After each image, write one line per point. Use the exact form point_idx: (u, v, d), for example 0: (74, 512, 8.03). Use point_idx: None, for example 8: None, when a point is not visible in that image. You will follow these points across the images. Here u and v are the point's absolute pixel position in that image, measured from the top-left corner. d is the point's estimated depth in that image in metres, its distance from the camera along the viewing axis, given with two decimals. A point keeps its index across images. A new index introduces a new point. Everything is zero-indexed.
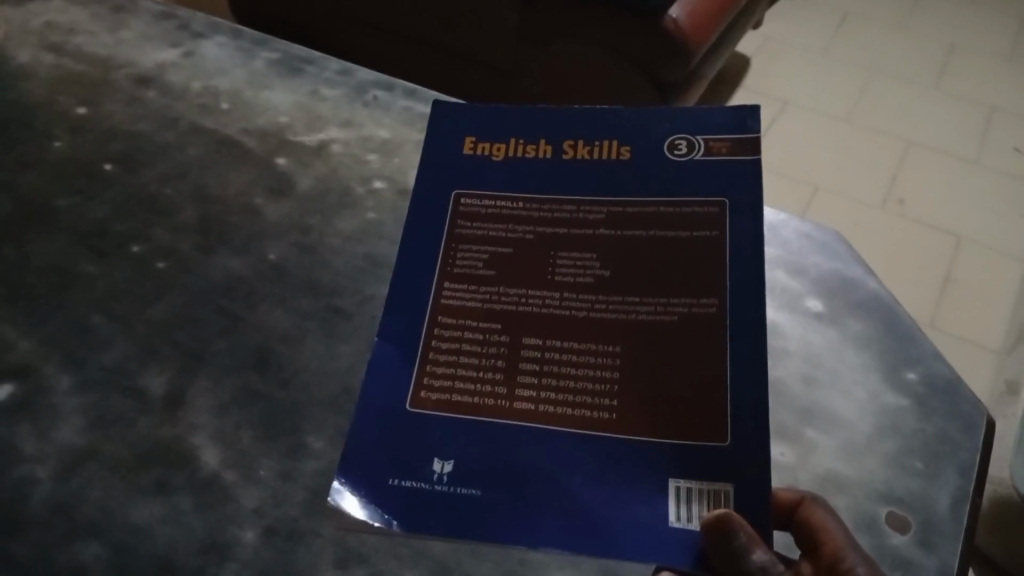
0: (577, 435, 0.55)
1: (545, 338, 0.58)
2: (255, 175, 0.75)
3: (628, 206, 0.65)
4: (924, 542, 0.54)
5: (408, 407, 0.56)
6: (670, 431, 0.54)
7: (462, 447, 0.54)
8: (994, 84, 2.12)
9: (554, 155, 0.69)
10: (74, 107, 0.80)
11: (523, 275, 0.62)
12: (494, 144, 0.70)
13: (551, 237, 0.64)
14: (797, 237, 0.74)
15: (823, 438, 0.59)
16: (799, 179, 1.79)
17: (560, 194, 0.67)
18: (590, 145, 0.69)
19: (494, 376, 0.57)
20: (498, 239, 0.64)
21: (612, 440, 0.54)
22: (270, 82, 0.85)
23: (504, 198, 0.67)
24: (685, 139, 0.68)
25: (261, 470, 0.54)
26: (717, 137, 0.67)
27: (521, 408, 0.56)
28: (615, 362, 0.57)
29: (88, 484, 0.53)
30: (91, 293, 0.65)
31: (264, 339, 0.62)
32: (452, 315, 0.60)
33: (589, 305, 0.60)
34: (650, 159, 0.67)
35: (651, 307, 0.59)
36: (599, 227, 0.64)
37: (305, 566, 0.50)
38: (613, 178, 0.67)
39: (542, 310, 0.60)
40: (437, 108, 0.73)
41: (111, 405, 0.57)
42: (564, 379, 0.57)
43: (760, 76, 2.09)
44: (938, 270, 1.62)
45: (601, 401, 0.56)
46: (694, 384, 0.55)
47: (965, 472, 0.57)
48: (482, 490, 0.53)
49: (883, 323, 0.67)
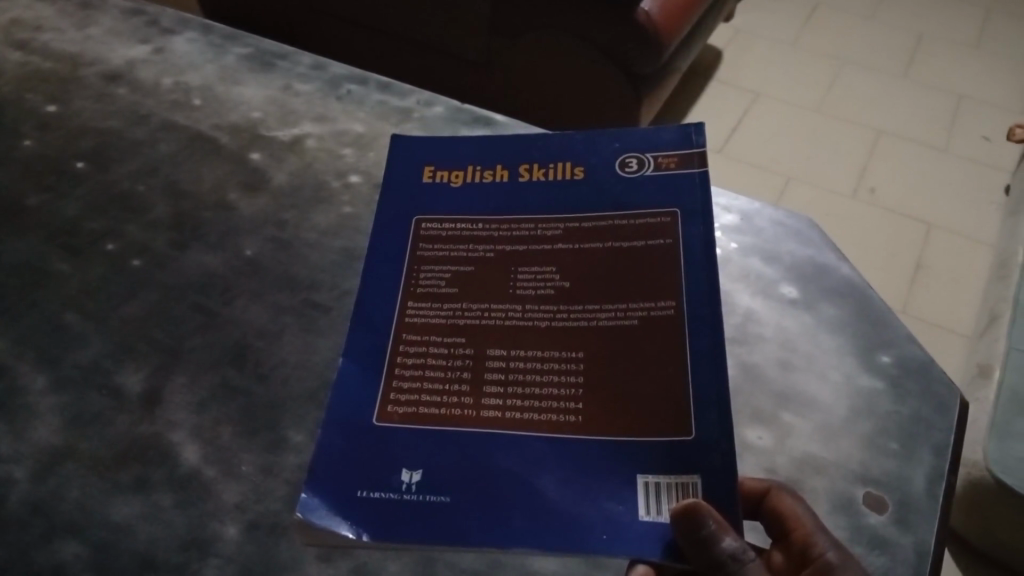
0: (545, 438, 0.54)
1: (509, 348, 0.58)
2: (228, 170, 0.75)
3: (585, 221, 0.66)
4: (900, 521, 0.54)
5: (374, 422, 0.55)
6: (638, 426, 0.54)
7: (427, 456, 0.53)
8: (961, 73, 2.15)
9: (510, 178, 0.71)
10: (43, 104, 0.80)
11: (485, 290, 0.62)
12: (451, 172, 0.71)
13: (512, 253, 0.64)
14: (771, 225, 0.75)
15: (799, 422, 0.60)
16: (770, 171, 1.80)
17: (520, 212, 0.68)
18: (544, 167, 0.71)
19: (460, 387, 0.57)
20: (459, 258, 0.64)
21: (580, 442, 0.54)
22: (243, 78, 0.85)
23: (464, 220, 0.67)
24: (636, 156, 0.70)
25: (241, 466, 0.54)
26: (665, 153, 0.69)
27: (488, 415, 0.55)
28: (578, 367, 0.57)
29: (66, 484, 0.53)
30: (65, 290, 0.64)
31: (242, 334, 0.62)
32: (416, 330, 0.60)
33: (551, 314, 0.60)
34: (606, 174, 0.69)
35: (613, 312, 0.60)
36: (558, 242, 0.65)
37: (288, 560, 0.50)
38: (572, 197, 0.68)
39: (505, 321, 0.60)
40: (392, 143, 0.75)
41: (88, 404, 0.57)
42: (528, 386, 0.56)
43: (732, 67, 2.10)
44: (908, 259, 1.63)
45: (566, 404, 0.55)
46: (657, 382, 0.55)
47: (940, 451, 0.58)
48: (450, 496, 0.52)
49: (857, 307, 0.68)
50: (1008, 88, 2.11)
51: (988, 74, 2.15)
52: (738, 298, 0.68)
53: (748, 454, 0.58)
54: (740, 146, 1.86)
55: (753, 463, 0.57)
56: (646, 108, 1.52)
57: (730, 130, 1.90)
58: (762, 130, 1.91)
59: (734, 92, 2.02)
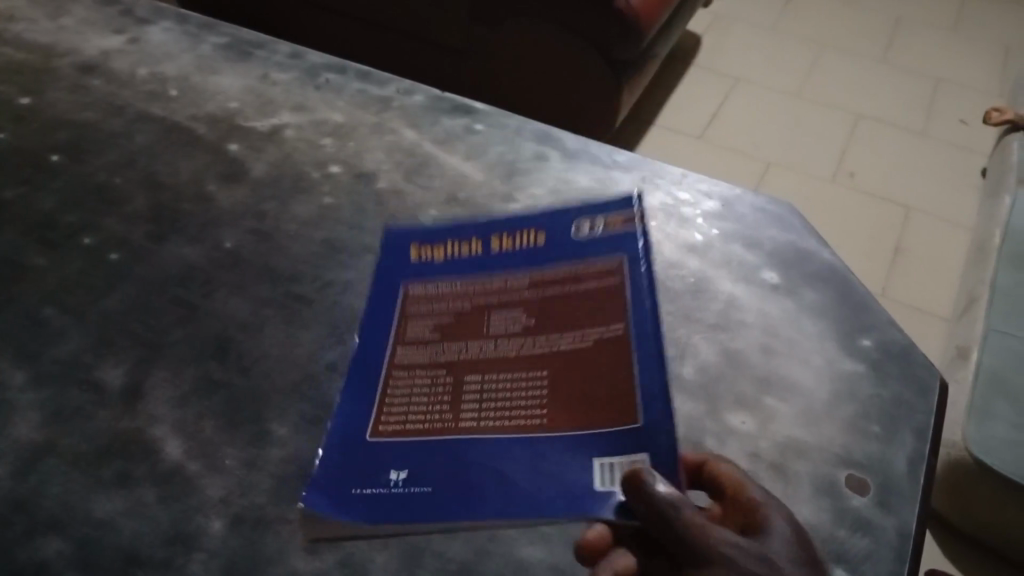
0: (520, 440, 0.54)
1: (486, 371, 0.58)
2: (207, 161, 0.74)
3: (553, 267, 0.65)
4: (882, 503, 0.55)
5: (367, 437, 0.55)
6: (601, 420, 0.53)
7: (414, 457, 0.54)
8: (938, 57, 2.16)
9: (483, 250, 0.67)
10: (16, 97, 0.78)
11: (466, 323, 0.62)
12: (434, 248, 0.68)
13: (487, 292, 0.64)
14: (752, 211, 0.76)
15: (782, 406, 0.60)
16: (750, 156, 1.80)
17: (496, 257, 0.67)
18: (513, 236, 0.68)
19: (441, 405, 0.57)
20: (444, 299, 0.64)
21: (554, 438, 0.53)
22: (219, 67, 0.84)
23: (450, 261, 0.67)
24: (587, 222, 0.68)
25: (225, 459, 0.54)
26: (614, 216, 0.68)
27: (467, 427, 0.55)
28: (546, 384, 0.57)
29: (47, 481, 0.52)
30: (43, 286, 0.63)
31: (223, 328, 0.61)
32: (398, 367, 0.60)
33: (524, 339, 0.60)
34: (564, 235, 0.67)
35: (578, 336, 0.59)
36: (533, 274, 0.64)
37: (273, 551, 0.50)
38: (540, 252, 0.66)
39: (484, 349, 0.59)
40: (380, 235, 0.69)
41: (68, 399, 0.56)
42: (502, 399, 0.56)
43: (711, 52, 2.10)
44: (888, 242, 1.64)
45: (532, 409, 0.55)
46: (620, 383, 0.55)
47: (921, 434, 0.59)
48: (431, 487, 0.52)
49: (837, 292, 0.69)
50: (985, 72, 2.12)
51: (965, 57, 2.17)
52: (720, 285, 0.69)
53: (732, 438, 0.58)
54: (721, 131, 1.86)
55: (737, 448, 0.57)
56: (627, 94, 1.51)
57: (711, 115, 1.90)
58: (743, 115, 1.91)
59: (714, 78, 2.02)
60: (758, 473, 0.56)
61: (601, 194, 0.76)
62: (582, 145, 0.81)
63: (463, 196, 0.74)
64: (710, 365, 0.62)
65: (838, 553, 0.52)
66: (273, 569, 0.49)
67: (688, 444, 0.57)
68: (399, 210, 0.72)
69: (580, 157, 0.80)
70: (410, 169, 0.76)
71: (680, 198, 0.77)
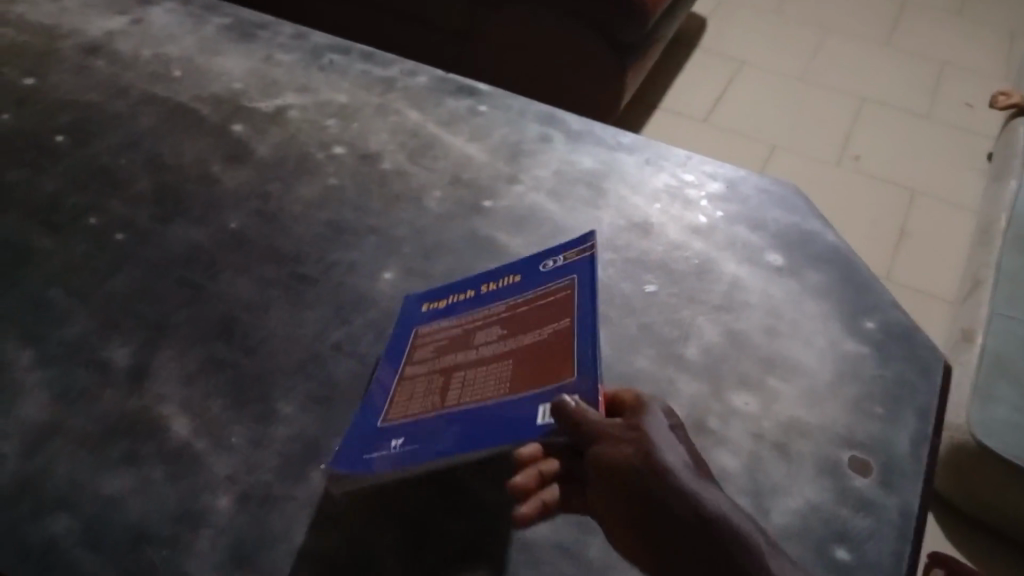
0: (489, 404, 0.48)
1: (469, 369, 0.52)
2: (211, 142, 0.74)
3: (535, 289, 0.56)
4: (885, 482, 0.55)
5: (377, 423, 0.51)
6: (553, 378, 0.47)
7: (416, 423, 0.50)
8: (943, 40, 2.15)
9: (477, 294, 0.59)
10: (20, 78, 0.78)
11: (458, 336, 0.56)
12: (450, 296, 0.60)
13: (484, 313, 0.56)
14: (756, 192, 0.76)
15: (786, 386, 0.60)
16: (754, 139, 1.79)
17: (489, 300, 0.57)
18: (500, 280, 0.59)
19: (427, 403, 0.51)
20: (447, 322, 0.58)
21: (521, 397, 0.47)
22: (223, 48, 0.84)
23: (460, 291, 0.60)
24: (549, 256, 0.58)
25: (231, 438, 0.54)
26: (573, 250, 0.57)
27: (453, 406, 0.49)
28: (517, 366, 0.50)
29: (55, 460, 0.52)
30: (48, 267, 0.63)
31: (228, 309, 0.61)
32: (404, 380, 0.54)
33: (502, 339, 0.53)
34: (530, 267, 0.58)
35: (550, 329, 0.52)
36: (518, 281, 0.58)
37: (280, 528, 0.50)
38: (517, 275, 0.58)
39: (468, 354, 0.53)
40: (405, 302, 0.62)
41: (75, 379, 0.57)
42: (477, 387, 0.50)
43: (715, 35, 2.10)
44: (892, 224, 1.64)
45: (497, 389, 0.49)
46: (565, 356, 0.49)
47: (924, 414, 0.59)
48: (419, 444, 0.48)
49: (841, 274, 0.69)
50: (991, 55, 2.11)
51: (971, 40, 2.16)
52: (724, 267, 0.69)
53: (735, 418, 0.58)
54: (725, 114, 1.85)
55: (740, 428, 0.58)
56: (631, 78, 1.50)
57: (715, 98, 1.89)
58: (747, 99, 1.90)
59: (718, 61, 2.01)
60: (762, 453, 0.56)
61: (606, 176, 0.76)
62: (585, 127, 0.81)
63: (467, 177, 0.74)
64: (714, 346, 0.63)
65: (841, 532, 0.52)
66: (279, 547, 0.49)
67: (691, 424, 0.57)
68: (403, 191, 0.72)
69: (585, 139, 0.80)
70: (414, 150, 0.76)
71: (684, 179, 0.77)
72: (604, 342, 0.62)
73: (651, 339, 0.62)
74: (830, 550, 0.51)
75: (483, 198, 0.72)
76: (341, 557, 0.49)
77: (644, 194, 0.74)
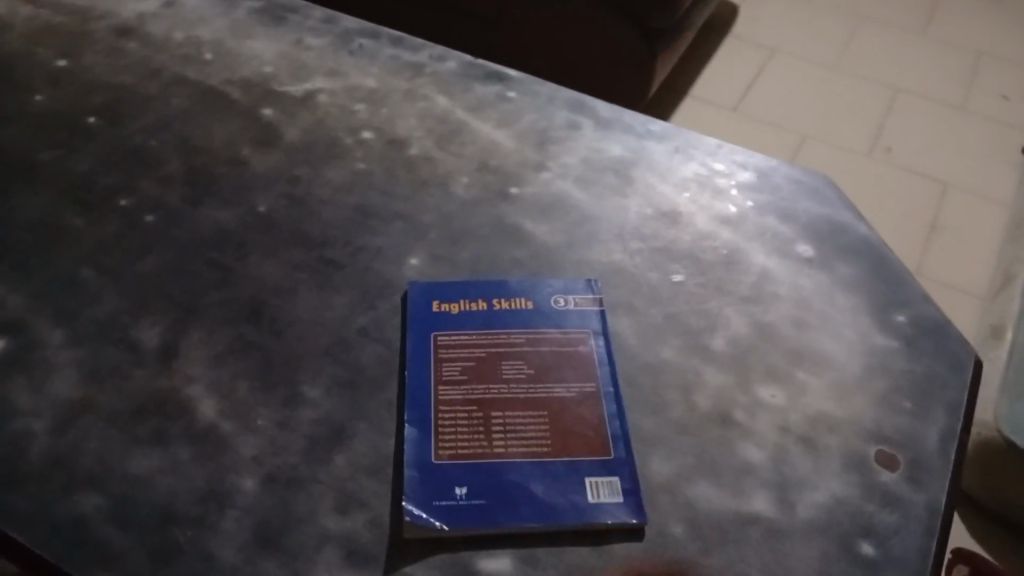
0: (536, 461, 0.53)
1: (511, 409, 0.56)
2: (240, 125, 0.74)
3: (549, 328, 0.61)
4: (912, 478, 0.55)
5: (433, 459, 0.53)
6: (586, 450, 0.54)
7: (472, 472, 0.52)
8: (980, 31, 2.11)
9: (488, 306, 0.62)
10: (54, 59, 0.79)
11: (483, 360, 0.58)
12: (461, 301, 0.62)
13: (505, 339, 0.60)
14: (787, 182, 0.75)
15: (813, 379, 0.60)
16: (784, 129, 1.77)
17: (501, 321, 0.61)
18: (508, 298, 0.62)
19: (479, 441, 0.54)
20: (461, 337, 0.60)
21: (565, 464, 0.53)
22: (254, 31, 0.84)
23: (466, 298, 0.62)
24: (560, 297, 0.63)
25: (257, 420, 0.54)
26: (581, 296, 0.63)
27: (504, 455, 0.53)
28: (551, 422, 0.55)
29: (85, 437, 0.53)
30: (80, 246, 0.64)
31: (256, 291, 0.62)
32: (442, 403, 0.56)
33: (530, 380, 0.57)
34: (541, 302, 0.62)
35: (571, 386, 0.57)
36: (530, 312, 0.62)
37: (304, 511, 0.50)
38: (524, 303, 0.62)
39: (503, 387, 0.57)
40: (412, 289, 0.63)
41: (105, 358, 0.57)
42: (524, 431, 0.55)
43: (747, 22, 2.07)
44: (924, 218, 1.62)
45: (544, 443, 0.54)
46: (597, 414, 0.56)
47: (954, 411, 0.59)
48: (487, 499, 0.51)
49: (872, 267, 0.68)
50: None
51: (1008, 31, 2.12)
52: (753, 257, 0.68)
53: (762, 410, 0.58)
54: (755, 102, 1.83)
55: (766, 421, 0.57)
56: (659, 66, 1.49)
57: (746, 87, 1.87)
58: (778, 87, 1.88)
59: (749, 49, 1.99)
60: (788, 446, 0.56)
61: (634, 164, 0.75)
62: (615, 115, 0.81)
63: (495, 164, 0.74)
64: (741, 337, 0.62)
65: (866, 527, 0.52)
66: (304, 529, 0.49)
67: (717, 416, 0.57)
68: (431, 176, 0.72)
69: (614, 127, 0.79)
70: (442, 136, 0.76)
71: (714, 168, 0.76)
72: (631, 332, 0.62)
73: (677, 329, 0.62)
74: (855, 544, 0.51)
75: (510, 185, 0.72)
76: (365, 540, 0.49)
77: (673, 183, 0.74)
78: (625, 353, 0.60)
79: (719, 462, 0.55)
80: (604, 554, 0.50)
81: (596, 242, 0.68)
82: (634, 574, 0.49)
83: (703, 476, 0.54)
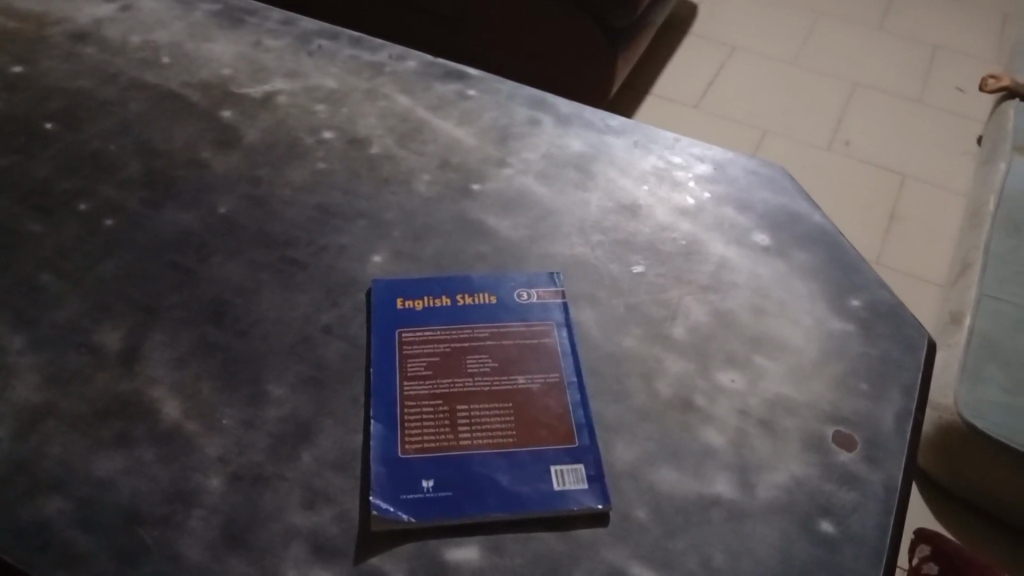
0: (502, 451, 0.54)
1: (476, 402, 0.56)
2: (200, 128, 0.74)
3: (513, 321, 0.62)
4: (869, 458, 0.56)
5: (400, 454, 0.53)
6: (551, 438, 0.55)
7: (438, 465, 0.53)
8: (935, 25, 2.15)
9: (452, 302, 0.62)
10: (9, 65, 0.78)
11: (449, 355, 0.59)
12: (426, 297, 0.63)
13: (469, 333, 0.60)
14: (744, 173, 0.77)
15: (771, 364, 0.61)
16: (746, 124, 1.79)
17: (465, 317, 0.61)
18: (471, 294, 0.63)
19: (445, 434, 0.54)
20: (426, 334, 0.60)
21: (529, 453, 0.54)
22: (212, 34, 0.84)
23: (429, 295, 0.63)
24: (523, 292, 0.64)
25: (223, 419, 0.54)
26: (544, 290, 0.64)
27: (470, 446, 0.54)
28: (516, 413, 0.56)
29: (48, 440, 0.53)
30: (40, 252, 0.64)
31: (219, 292, 0.62)
32: (407, 399, 0.56)
33: (495, 373, 0.58)
34: (506, 297, 0.63)
35: (535, 377, 0.58)
36: (494, 307, 0.62)
37: (271, 508, 0.50)
38: (488, 299, 0.63)
39: (468, 381, 0.57)
40: (376, 287, 0.63)
41: (66, 362, 0.57)
42: (490, 423, 0.55)
43: (707, 20, 2.09)
44: (884, 209, 1.64)
45: (509, 434, 0.55)
46: (561, 405, 0.57)
47: (909, 392, 0.60)
48: (454, 491, 0.51)
49: (827, 253, 0.70)
50: (983, 39, 2.11)
51: (963, 24, 2.16)
52: (713, 248, 0.69)
53: (722, 396, 0.59)
54: (717, 99, 1.85)
55: (726, 406, 0.58)
56: (621, 65, 1.50)
57: (708, 84, 1.89)
58: (739, 84, 1.90)
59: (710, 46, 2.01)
60: (749, 430, 0.57)
61: (594, 158, 0.76)
62: (575, 110, 0.82)
63: (457, 161, 0.74)
64: (701, 325, 0.63)
65: (826, 506, 0.53)
66: (271, 525, 0.50)
67: (679, 403, 0.58)
68: (393, 174, 0.72)
69: (574, 123, 0.80)
70: (403, 134, 0.76)
71: (673, 161, 0.77)
72: (592, 323, 0.62)
73: (638, 319, 0.63)
74: (815, 523, 0.52)
75: (472, 181, 0.73)
76: (332, 535, 0.49)
77: (632, 176, 0.75)
78: (588, 343, 0.61)
79: (682, 448, 0.55)
80: (570, 539, 0.50)
81: (557, 236, 0.69)
82: (599, 558, 0.50)
83: (666, 462, 0.55)
